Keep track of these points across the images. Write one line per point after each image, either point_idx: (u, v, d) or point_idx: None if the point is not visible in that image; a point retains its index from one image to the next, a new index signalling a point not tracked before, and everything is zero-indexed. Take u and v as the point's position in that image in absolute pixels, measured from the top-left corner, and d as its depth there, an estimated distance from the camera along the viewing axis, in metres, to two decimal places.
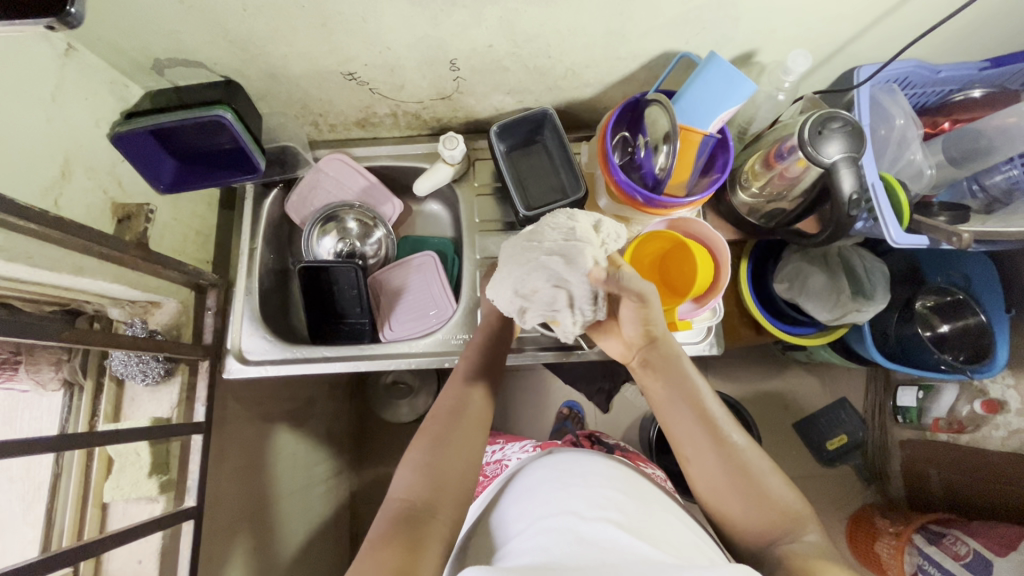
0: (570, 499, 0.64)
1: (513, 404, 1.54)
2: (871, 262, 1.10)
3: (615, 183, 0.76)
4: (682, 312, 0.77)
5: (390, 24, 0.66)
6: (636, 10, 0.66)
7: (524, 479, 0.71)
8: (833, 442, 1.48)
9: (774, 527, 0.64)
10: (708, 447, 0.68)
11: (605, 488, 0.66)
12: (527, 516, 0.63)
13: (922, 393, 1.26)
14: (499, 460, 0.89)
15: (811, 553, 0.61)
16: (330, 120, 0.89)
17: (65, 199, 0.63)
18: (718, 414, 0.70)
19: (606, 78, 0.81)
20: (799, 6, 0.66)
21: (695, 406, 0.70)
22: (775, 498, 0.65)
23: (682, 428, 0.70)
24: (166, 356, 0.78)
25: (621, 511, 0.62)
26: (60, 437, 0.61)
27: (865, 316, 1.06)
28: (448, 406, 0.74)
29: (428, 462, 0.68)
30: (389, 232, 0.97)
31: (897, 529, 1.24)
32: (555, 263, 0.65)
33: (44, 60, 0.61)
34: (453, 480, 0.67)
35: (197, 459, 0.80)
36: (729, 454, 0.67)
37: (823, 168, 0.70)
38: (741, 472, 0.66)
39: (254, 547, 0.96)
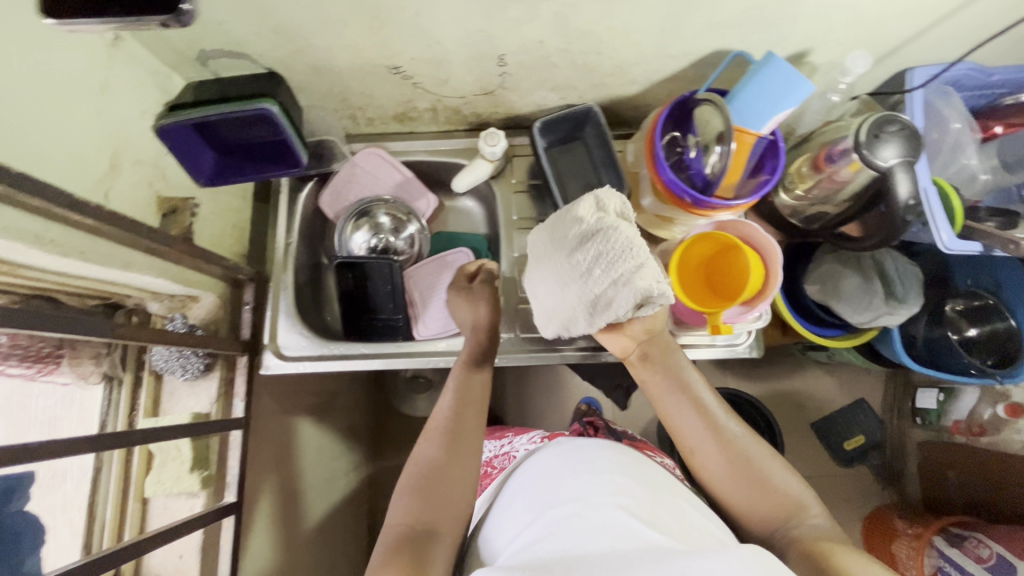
0: (575, 486, 0.62)
1: (532, 400, 1.54)
2: (905, 265, 1.08)
3: (663, 183, 0.75)
4: (730, 318, 0.76)
5: (443, 19, 0.65)
6: (696, 7, 0.64)
7: (532, 470, 0.70)
8: (852, 443, 1.47)
9: (779, 513, 0.65)
10: (706, 438, 0.70)
11: (614, 475, 0.64)
12: (534, 506, 0.63)
13: (943, 396, 1.27)
14: (507, 452, 0.88)
15: (818, 536, 0.61)
16: (369, 114, 0.87)
17: (114, 192, 0.62)
18: (715, 406, 0.72)
19: (653, 76, 0.79)
20: (863, 5, 0.64)
21: (693, 399, 0.72)
22: (777, 484, 0.66)
23: (679, 421, 0.73)
24: (206, 353, 0.78)
25: (625, 497, 0.60)
26: (106, 435, 0.61)
27: (897, 319, 1.04)
28: (445, 423, 0.73)
29: (425, 482, 0.66)
30: (422, 227, 0.95)
31: (915, 530, 1.22)
32: (627, 269, 0.63)
33: (93, 49, 0.59)
34: (450, 498, 0.66)
35: (237, 455, 0.80)
36: (728, 443, 0.69)
37: (878, 172, 0.69)
38: (742, 460, 0.68)
39: (283, 541, 0.97)
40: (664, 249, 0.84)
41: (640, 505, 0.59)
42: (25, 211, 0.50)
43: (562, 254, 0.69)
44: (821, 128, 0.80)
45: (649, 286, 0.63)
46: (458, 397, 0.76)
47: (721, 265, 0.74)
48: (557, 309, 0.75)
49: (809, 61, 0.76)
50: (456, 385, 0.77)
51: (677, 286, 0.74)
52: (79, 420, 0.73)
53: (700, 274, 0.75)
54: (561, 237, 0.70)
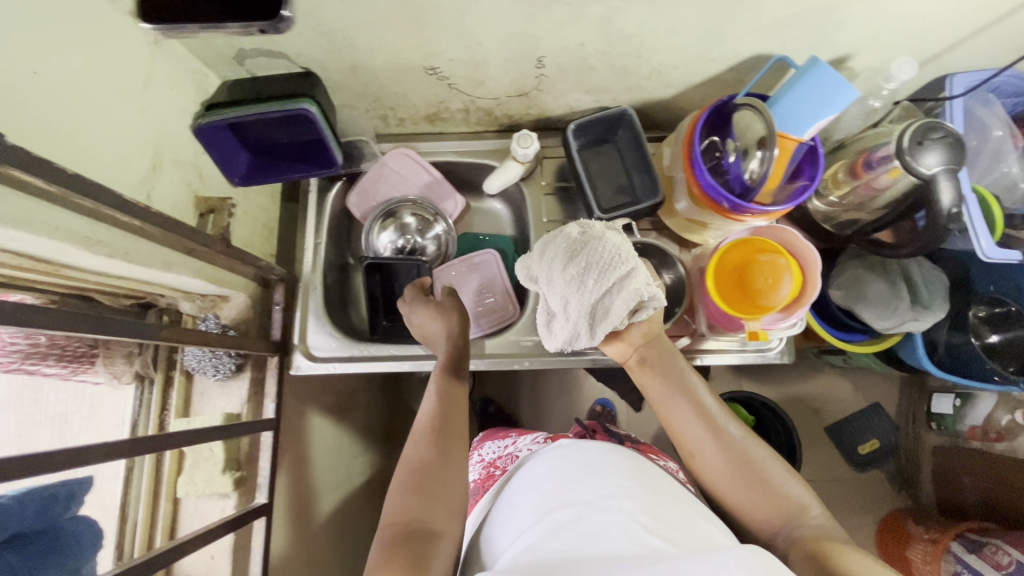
0: (578, 487, 0.59)
1: (543, 398, 1.49)
2: (930, 273, 1.04)
3: (699, 187, 0.74)
4: (767, 326, 0.75)
5: (486, 19, 0.64)
6: (741, 11, 0.64)
7: (529, 472, 0.67)
8: (866, 447, 1.38)
9: (781, 514, 0.63)
10: (705, 438, 0.68)
11: (616, 477, 0.60)
12: (532, 510, 0.59)
13: (960, 400, 1.23)
14: (511, 452, 0.86)
15: (822, 536, 0.59)
16: (400, 114, 0.87)
17: (155, 192, 0.62)
18: (715, 407, 0.71)
19: (690, 79, 0.79)
20: (910, 10, 0.64)
21: (693, 400, 0.71)
22: (778, 485, 0.65)
23: (678, 422, 0.71)
24: (238, 353, 0.77)
25: (626, 497, 0.57)
26: (175, 437, 0.60)
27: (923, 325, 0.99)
28: (431, 424, 0.69)
29: (419, 481, 0.63)
30: (449, 228, 0.95)
31: (932, 536, 1.16)
32: (621, 277, 0.66)
33: (136, 47, 0.59)
34: (445, 496, 0.62)
35: (268, 455, 0.80)
36: (728, 444, 0.67)
37: (921, 179, 0.69)
38: (743, 461, 0.66)
39: (307, 540, 0.96)
40: (697, 254, 0.83)
41: (643, 506, 0.56)
42: (77, 211, 0.49)
43: (555, 271, 0.68)
44: (858, 134, 0.80)
45: (641, 289, 0.66)
46: (442, 397, 0.72)
47: (755, 266, 0.72)
48: (553, 331, 0.75)
49: (848, 66, 0.76)
50: (438, 384, 0.74)
51: (715, 291, 0.74)
52: (90, 416, 0.72)
53: (735, 278, 0.74)
54: (547, 257, 0.70)
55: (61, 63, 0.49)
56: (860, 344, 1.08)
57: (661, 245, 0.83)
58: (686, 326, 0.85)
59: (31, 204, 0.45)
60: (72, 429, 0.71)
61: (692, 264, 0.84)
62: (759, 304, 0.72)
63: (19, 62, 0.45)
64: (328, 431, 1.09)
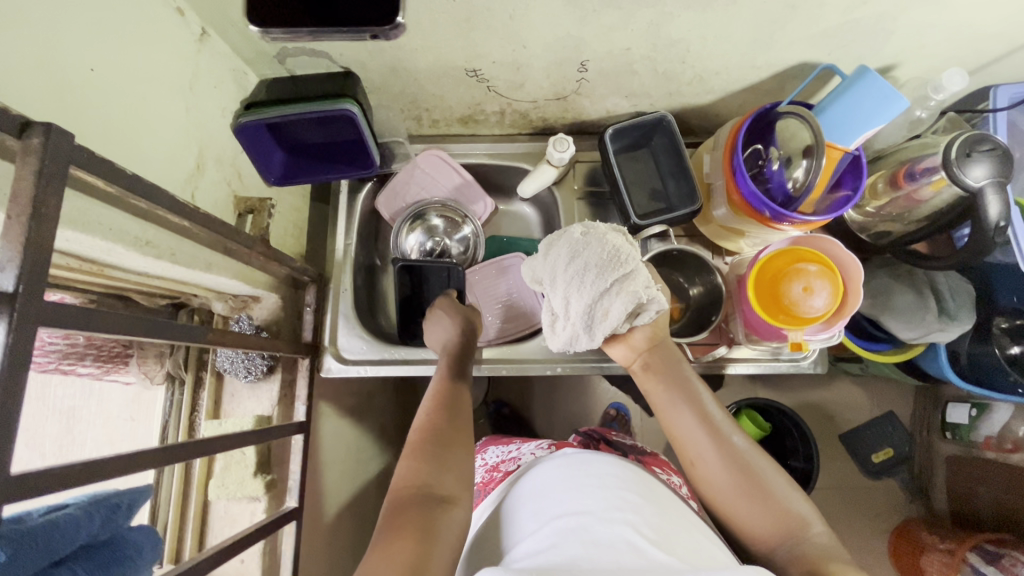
0: (585, 499, 0.56)
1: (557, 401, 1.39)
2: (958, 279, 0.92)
3: (740, 195, 0.73)
4: (808, 335, 0.73)
5: (534, 23, 0.63)
6: (792, 20, 0.63)
7: (530, 481, 0.63)
8: (880, 456, 1.30)
9: (783, 532, 0.59)
10: (708, 448, 0.64)
11: (622, 488, 0.59)
12: (536, 520, 0.57)
13: (975, 410, 1.12)
14: (512, 458, 0.79)
15: (825, 560, 0.56)
16: (434, 115, 0.86)
17: (199, 192, 0.62)
18: (720, 416, 0.67)
19: (731, 86, 0.78)
20: (960, 21, 0.64)
21: (697, 408, 0.67)
22: (781, 500, 0.61)
23: (680, 430, 0.67)
24: (270, 355, 0.76)
25: (634, 511, 0.55)
26: (230, 436, 0.60)
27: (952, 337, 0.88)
28: (436, 408, 0.68)
29: (429, 453, 0.62)
30: (478, 230, 0.93)
31: (948, 546, 1.10)
32: (621, 278, 0.65)
33: (182, 44, 0.58)
34: (454, 466, 0.62)
35: (298, 459, 0.78)
36: (731, 454, 0.63)
37: (967, 192, 0.68)
38: (747, 474, 0.62)
39: (329, 544, 0.95)
40: (733, 263, 0.83)
41: (648, 520, 0.54)
42: (129, 212, 0.49)
43: (557, 271, 0.68)
44: (900, 144, 0.79)
45: (639, 291, 0.65)
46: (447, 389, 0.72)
47: (797, 275, 0.69)
48: (554, 331, 0.73)
49: (892, 75, 0.75)
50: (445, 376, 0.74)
51: (755, 297, 0.73)
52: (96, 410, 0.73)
53: (773, 284, 0.71)
54: (550, 256, 0.69)
55: (117, 62, 0.48)
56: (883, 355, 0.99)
57: (698, 252, 0.80)
58: (722, 335, 0.84)
59: (85, 204, 0.44)
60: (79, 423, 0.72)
61: (728, 272, 0.83)
62: (798, 314, 0.70)
63: (79, 60, 0.44)
64: (351, 434, 1.08)
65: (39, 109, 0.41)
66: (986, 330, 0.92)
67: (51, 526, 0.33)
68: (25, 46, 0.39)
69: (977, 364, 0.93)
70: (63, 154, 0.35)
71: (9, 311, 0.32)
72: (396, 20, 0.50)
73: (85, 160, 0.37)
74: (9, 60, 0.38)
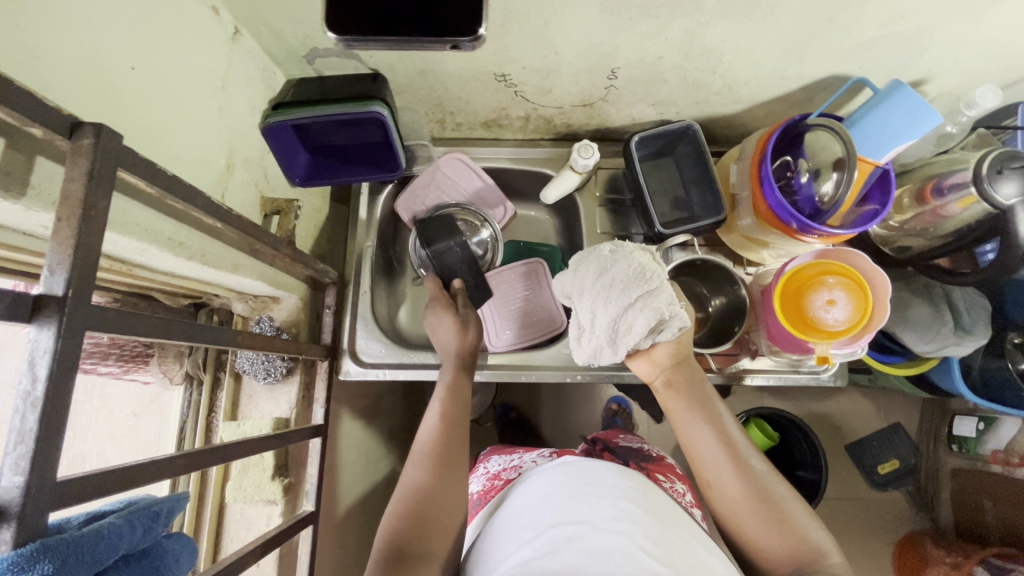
0: (580, 507, 0.53)
1: (566, 405, 1.37)
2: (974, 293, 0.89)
3: (768, 206, 0.72)
4: (833, 349, 0.73)
5: (570, 30, 0.63)
6: (828, 32, 0.63)
7: (529, 493, 0.60)
8: (886, 467, 1.28)
9: (796, 558, 0.56)
10: (725, 469, 0.61)
11: (621, 499, 0.55)
12: (529, 527, 0.53)
13: (982, 424, 1.11)
14: (514, 465, 0.78)
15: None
16: (458, 119, 0.85)
17: (228, 193, 0.61)
18: (738, 436, 0.64)
19: (759, 96, 0.78)
20: (996, 37, 0.63)
21: (717, 427, 0.64)
22: (797, 526, 0.58)
23: (696, 448, 0.64)
24: (290, 357, 0.75)
25: (631, 521, 0.51)
26: (252, 442, 0.58)
27: (964, 351, 0.86)
28: (433, 448, 0.64)
29: (417, 509, 0.58)
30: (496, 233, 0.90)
31: (955, 560, 1.08)
32: (644, 293, 0.64)
33: (215, 43, 0.57)
34: (444, 515, 0.59)
35: (315, 463, 0.77)
36: (750, 477, 0.61)
37: (997, 209, 0.68)
38: (764, 499, 0.59)
39: (340, 547, 0.95)
40: (757, 274, 0.83)
41: (648, 532, 0.50)
42: (163, 213, 0.48)
43: (587, 283, 0.67)
44: (927, 158, 0.79)
45: (661, 308, 0.63)
46: (445, 414, 0.67)
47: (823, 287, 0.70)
48: (579, 343, 0.73)
49: (921, 89, 0.75)
50: (444, 397, 0.70)
51: (780, 311, 0.73)
52: (98, 405, 0.68)
53: (797, 299, 0.71)
54: (580, 269, 0.69)
55: (155, 61, 0.48)
56: (895, 367, 0.97)
57: (722, 262, 0.80)
58: (745, 345, 0.83)
59: (124, 203, 0.44)
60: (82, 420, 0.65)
61: (752, 283, 0.83)
62: (821, 329, 0.70)
63: (119, 59, 0.44)
64: (363, 436, 1.07)
65: (84, 108, 0.40)
66: (998, 346, 0.91)
67: (97, 535, 0.32)
68: (73, 45, 0.39)
69: (988, 380, 0.92)
70: (111, 156, 0.34)
71: (59, 315, 0.31)
72: (479, 32, 0.49)
73: (131, 162, 0.37)
74: (54, 58, 0.38)
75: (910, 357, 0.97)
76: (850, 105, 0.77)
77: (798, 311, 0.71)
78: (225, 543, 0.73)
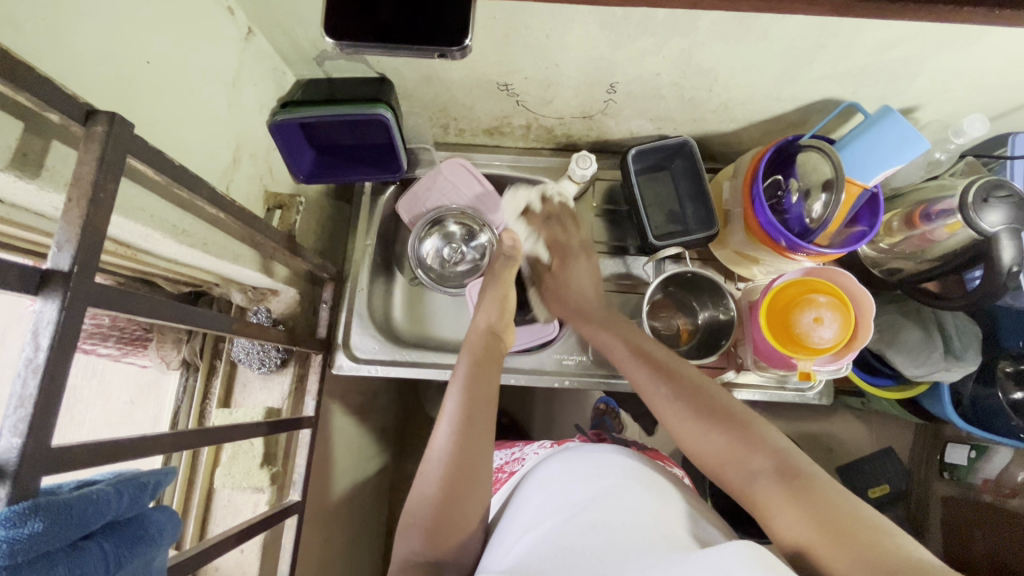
0: (584, 488, 0.56)
1: (557, 414, 1.37)
2: (964, 320, 0.88)
3: (759, 224, 0.73)
4: (816, 367, 0.75)
5: (571, 42, 0.65)
6: (821, 57, 0.65)
7: (540, 482, 0.62)
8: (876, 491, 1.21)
9: (754, 457, 0.55)
10: (663, 392, 0.64)
11: (622, 478, 0.58)
12: (536, 512, 0.56)
13: (975, 452, 1.09)
14: (516, 457, 0.81)
15: (806, 481, 0.52)
16: (462, 125, 0.88)
17: (233, 185, 0.64)
18: (666, 359, 0.68)
19: (754, 116, 0.80)
20: (984, 70, 0.65)
21: (644, 355, 0.69)
22: (752, 429, 0.58)
23: (636, 380, 0.68)
24: (285, 348, 0.77)
25: (632, 497, 0.54)
26: (245, 426, 0.60)
27: (952, 377, 0.86)
28: (448, 453, 0.61)
29: (433, 522, 0.58)
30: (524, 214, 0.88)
31: None
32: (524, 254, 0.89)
33: (229, 42, 0.60)
34: (460, 530, 0.59)
35: (302, 454, 0.79)
36: (689, 392, 0.63)
37: (981, 236, 0.69)
38: (708, 411, 0.60)
39: (324, 541, 0.95)
40: (746, 290, 0.85)
41: (648, 505, 0.53)
42: (169, 202, 0.51)
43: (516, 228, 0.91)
44: (917, 184, 0.80)
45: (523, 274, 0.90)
46: (463, 408, 0.64)
47: (805, 304, 0.71)
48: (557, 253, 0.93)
49: (913, 117, 0.77)
50: (463, 387, 0.67)
51: (766, 326, 0.74)
52: (97, 391, 0.72)
53: (784, 316, 0.72)
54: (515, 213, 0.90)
55: (171, 57, 0.51)
56: (883, 391, 0.96)
57: (711, 275, 0.81)
58: (731, 359, 0.84)
59: (131, 189, 0.46)
60: (78, 403, 0.69)
61: (740, 298, 0.84)
62: (807, 345, 0.70)
63: (137, 52, 0.46)
64: (354, 433, 1.07)
65: (102, 98, 0.43)
66: (989, 373, 0.90)
67: (86, 500, 0.34)
68: (95, 39, 0.42)
69: (978, 406, 0.90)
70: (123, 142, 0.36)
71: (64, 289, 0.33)
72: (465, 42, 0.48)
73: (140, 151, 0.39)
74: (77, 50, 0.40)
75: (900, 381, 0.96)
76: (843, 129, 0.79)
77: (785, 330, 0.72)
78: (210, 528, 0.75)
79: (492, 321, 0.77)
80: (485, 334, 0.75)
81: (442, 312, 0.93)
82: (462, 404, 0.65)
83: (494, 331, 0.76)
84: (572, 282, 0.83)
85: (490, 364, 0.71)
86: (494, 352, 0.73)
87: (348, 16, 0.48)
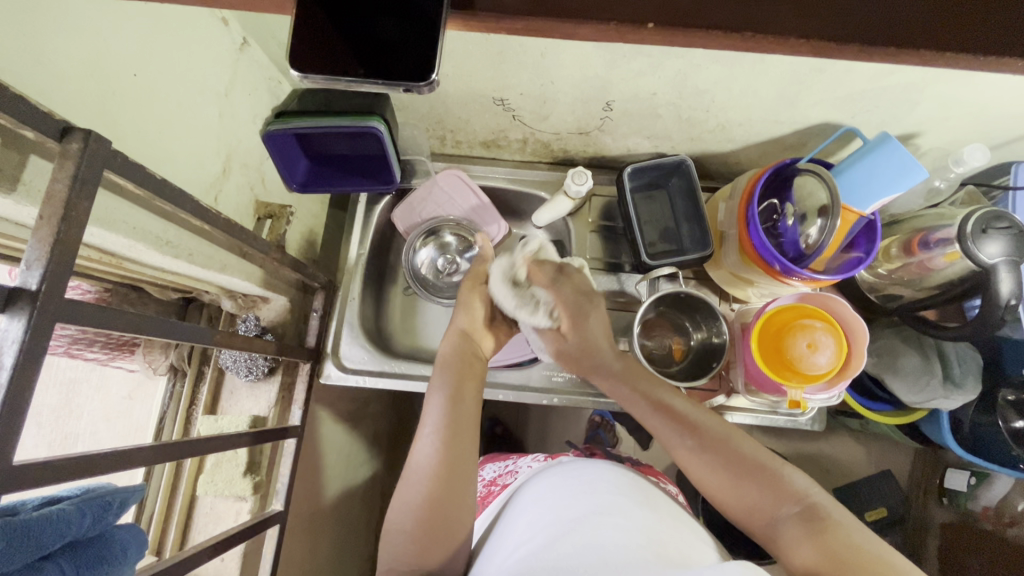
0: (576, 504, 0.55)
1: (552, 426, 1.35)
2: (965, 347, 0.85)
3: (753, 246, 0.72)
4: (807, 394, 0.73)
5: (564, 61, 0.64)
6: (818, 82, 0.64)
7: (531, 496, 0.61)
8: (873, 514, 1.16)
9: (781, 505, 0.53)
10: (684, 447, 0.61)
11: (614, 495, 0.57)
12: (526, 529, 0.54)
13: (975, 478, 1.05)
14: (509, 471, 0.80)
15: (830, 525, 0.50)
16: (458, 137, 0.87)
17: (222, 195, 0.64)
18: (691, 413, 0.63)
19: (752, 137, 0.79)
20: (984, 100, 0.64)
21: (661, 403, 0.65)
22: (774, 475, 0.55)
23: (659, 436, 0.64)
24: (271, 358, 0.77)
25: (624, 515, 0.53)
26: (223, 436, 0.59)
27: (951, 405, 0.83)
28: (431, 462, 0.60)
29: (420, 528, 0.57)
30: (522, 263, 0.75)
31: None
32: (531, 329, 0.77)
33: (223, 54, 0.60)
34: (444, 538, 0.58)
35: (287, 463, 0.78)
36: (712, 443, 0.60)
37: (979, 267, 0.67)
38: (729, 460, 0.58)
39: (309, 549, 0.94)
40: (739, 311, 0.84)
41: (640, 521, 0.52)
42: (153, 212, 0.51)
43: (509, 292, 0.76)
44: (916, 212, 0.79)
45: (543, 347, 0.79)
46: (447, 420, 0.62)
47: (796, 330, 0.69)
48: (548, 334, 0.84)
49: (914, 143, 0.76)
50: (445, 393, 0.65)
51: (757, 350, 0.72)
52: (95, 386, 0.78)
53: (775, 341, 0.71)
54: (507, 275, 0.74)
55: (158, 69, 0.51)
56: (881, 417, 0.92)
57: (705, 297, 0.81)
58: (722, 382, 0.84)
59: (111, 203, 0.46)
60: (77, 396, 0.77)
61: (736, 319, 0.83)
62: (800, 371, 0.69)
63: (122, 66, 0.46)
64: (344, 439, 1.06)
65: (83, 115, 0.43)
66: (990, 400, 0.86)
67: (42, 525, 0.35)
68: (78, 52, 0.42)
69: (980, 435, 0.87)
70: (98, 160, 0.36)
71: (31, 308, 0.34)
72: (431, 77, 0.44)
73: (120, 165, 0.39)
74: (61, 68, 0.41)
75: (900, 407, 0.93)
76: (843, 152, 0.79)
77: (789, 342, 0.69)
78: (190, 535, 0.74)
79: (466, 325, 0.74)
80: (459, 338, 0.72)
81: (434, 322, 0.92)
82: (444, 411, 0.63)
83: (470, 334, 0.73)
84: (591, 316, 0.73)
85: (471, 371, 0.69)
86: (471, 353, 0.71)
87: (317, 24, 0.44)
